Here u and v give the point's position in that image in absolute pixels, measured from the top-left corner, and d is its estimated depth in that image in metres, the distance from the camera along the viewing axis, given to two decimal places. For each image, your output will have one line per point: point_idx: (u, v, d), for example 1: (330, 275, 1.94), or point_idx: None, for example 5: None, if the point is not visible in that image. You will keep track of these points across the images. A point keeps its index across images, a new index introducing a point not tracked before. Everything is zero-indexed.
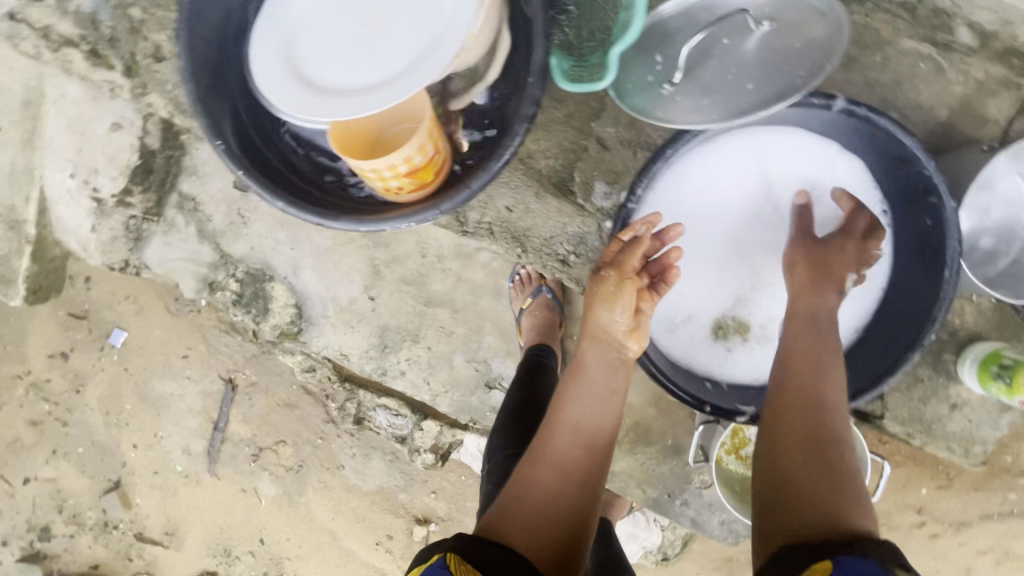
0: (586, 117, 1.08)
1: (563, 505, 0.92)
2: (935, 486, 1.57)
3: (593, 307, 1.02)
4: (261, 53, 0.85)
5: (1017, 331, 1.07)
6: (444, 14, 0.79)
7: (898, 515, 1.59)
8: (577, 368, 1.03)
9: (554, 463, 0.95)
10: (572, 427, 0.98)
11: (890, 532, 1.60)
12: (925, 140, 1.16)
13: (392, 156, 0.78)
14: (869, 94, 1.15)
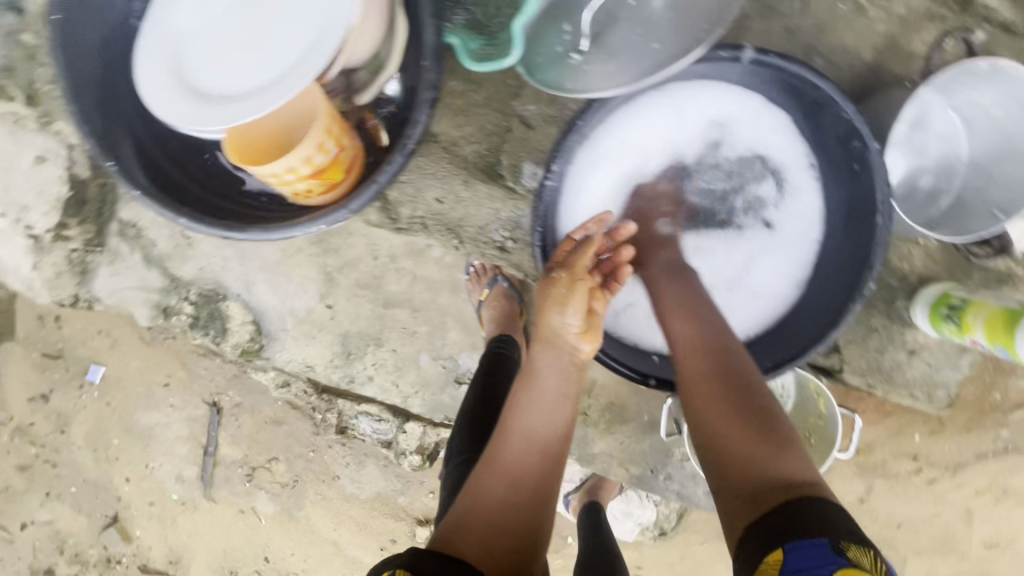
0: (505, 96, 1.00)
1: (518, 513, 0.90)
2: (927, 432, 1.50)
3: (545, 309, 0.99)
4: (147, 66, 0.80)
5: (966, 271, 1.05)
6: (326, 7, 0.75)
7: (899, 464, 1.53)
8: (529, 371, 1.00)
9: (508, 470, 0.93)
10: (527, 432, 0.96)
11: (894, 483, 1.55)
12: (852, 87, 1.10)
13: (289, 158, 0.75)
14: (790, 43, 1.09)
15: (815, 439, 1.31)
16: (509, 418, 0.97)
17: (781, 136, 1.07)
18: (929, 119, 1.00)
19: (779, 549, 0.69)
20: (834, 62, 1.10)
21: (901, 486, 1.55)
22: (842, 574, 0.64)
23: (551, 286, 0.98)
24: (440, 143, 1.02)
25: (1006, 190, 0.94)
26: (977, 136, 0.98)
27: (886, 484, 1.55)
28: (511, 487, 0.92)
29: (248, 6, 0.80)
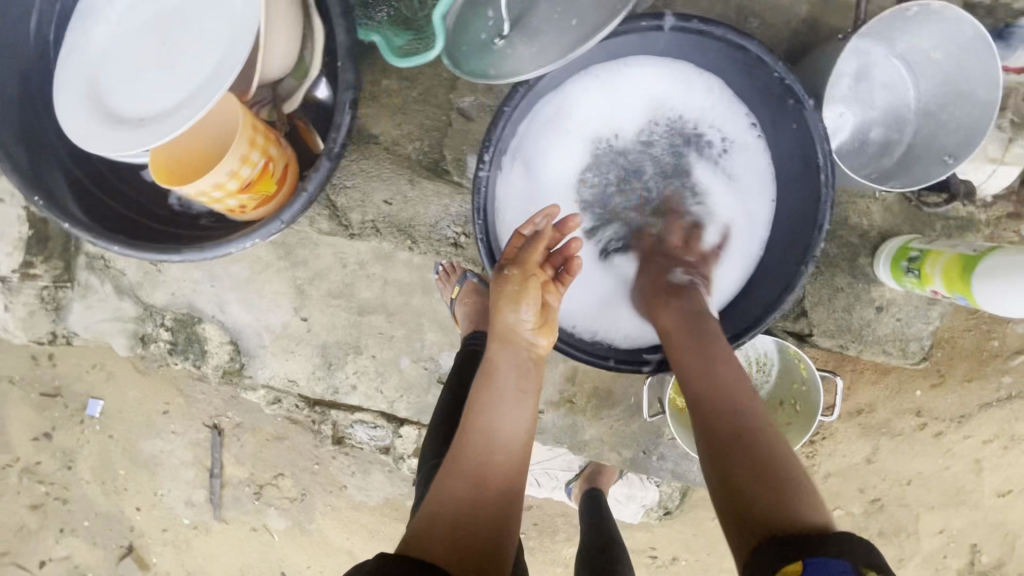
0: (441, 90, 0.99)
1: (484, 513, 0.91)
2: (929, 386, 1.48)
3: (499, 307, 0.96)
4: (66, 94, 0.80)
5: (926, 222, 1.04)
6: (234, 16, 0.75)
7: (903, 420, 1.51)
8: (488, 371, 0.98)
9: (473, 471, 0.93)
10: (488, 432, 0.95)
11: (900, 440, 1.53)
12: (791, 45, 1.03)
13: (213, 174, 0.73)
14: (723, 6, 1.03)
15: (800, 405, 1.30)
16: (471, 420, 0.96)
17: (716, 105, 1.03)
18: (872, 69, 0.95)
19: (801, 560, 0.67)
20: (770, 21, 1.03)
21: (907, 444, 1.53)
22: None
23: (503, 285, 0.95)
24: (381, 143, 1.00)
25: (954, 134, 0.89)
26: (925, 82, 0.93)
27: (891, 443, 1.53)
28: (475, 488, 0.92)
29: (160, 28, 0.79)
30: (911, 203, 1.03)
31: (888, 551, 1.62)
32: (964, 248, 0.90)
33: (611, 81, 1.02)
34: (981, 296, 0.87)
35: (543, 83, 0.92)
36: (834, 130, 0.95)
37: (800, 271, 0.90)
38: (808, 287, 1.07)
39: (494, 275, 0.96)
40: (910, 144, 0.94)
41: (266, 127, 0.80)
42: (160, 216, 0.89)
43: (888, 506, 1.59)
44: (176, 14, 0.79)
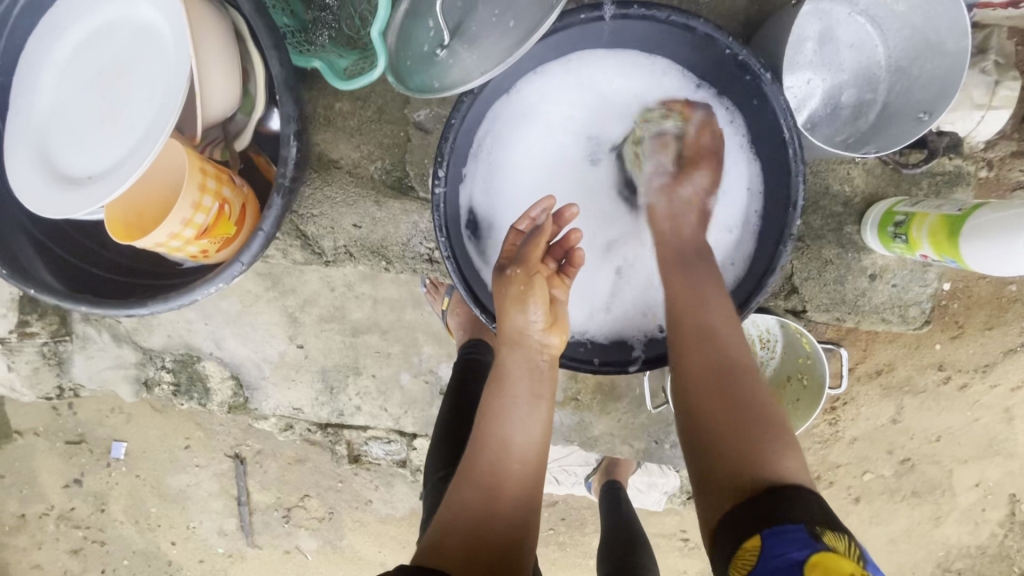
0: (394, 107, 0.97)
1: (502, 520, 0.89)
2: (948, 339, 1.43)
3: (506, 310, 0.92)
4: (18, 161, 0.79)
5: (911, 181, 0.99)
6: (167, 62, 0.73)
7: (925, 377, 1.46)
8: (501, 375, 0.96)
9: (489, 479, 0.91)
10: (503, 440, 0.93)
11: (925, 398, 1.48)
12: (749, 12, 0.97)
13: (167, 225, 0.72)
14: None
15: (807, 379, 1.27)
16: (486, 426, 0.94)
17: (676, 88, 0.95)
18: (835, 30, 0.90)
19: (758, 535, 0.67)
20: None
21: (934, 400, 1.48)
22: (818, 558, 0.62)
23: (508, 283, 0.92)
24: (343, 167, 0.98)
25: (929, 89, 0.85)
26: (893, 36, 0.88)
27: (916, 401, 1.49)
28: (491, 496, 0.91)
29: (100, 83, 0.79)
30: (887, 167, 0.98)
31: (923, 510, 1.59)
32: (950, 208, 0.86)
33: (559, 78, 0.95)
34: (970, 256, 0.83)
35: (485, 90, 0.88)
36: (802, 99, 0.91)
37: (779, 252, 0.85)
38: (795, 263, 1.04)
39: (497, 275, 0.93)
40: (885, 102, 0.90)
41: (218, 168, 0.79)
42: (130, 269, 0.89)
43: (919, 465, 1.55)
44: (112, 68, 0.78)
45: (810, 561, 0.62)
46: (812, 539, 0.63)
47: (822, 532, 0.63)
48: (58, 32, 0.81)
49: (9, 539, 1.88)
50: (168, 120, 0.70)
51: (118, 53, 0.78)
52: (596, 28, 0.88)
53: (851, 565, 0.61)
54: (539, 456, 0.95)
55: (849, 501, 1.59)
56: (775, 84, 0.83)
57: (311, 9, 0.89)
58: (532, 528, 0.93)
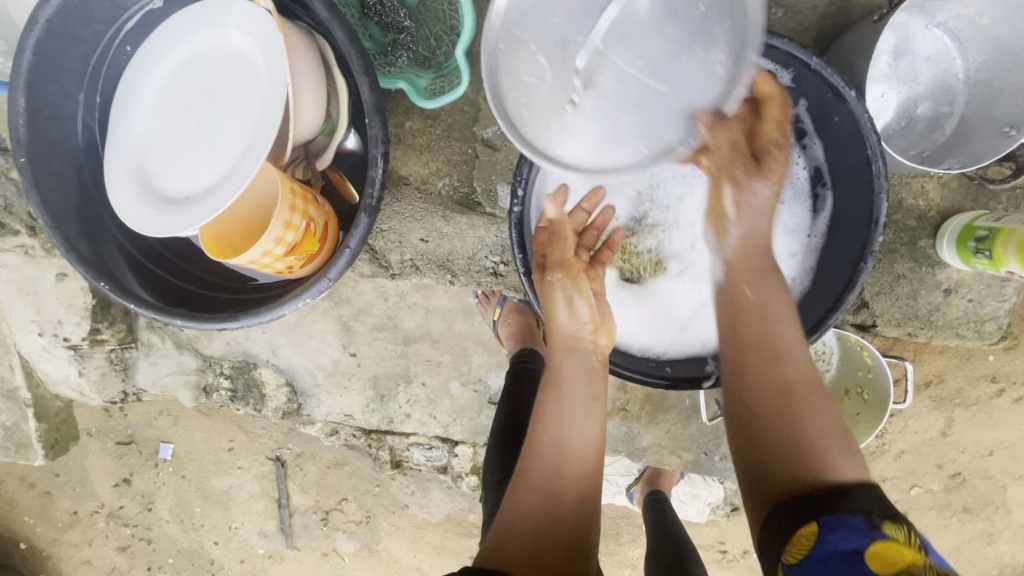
0: (464, 125, 1.00)
1: (562, 520, 0.86)
2: (1004, 350, 1.39)
3: (553, 313, 0.93)
4: (118, 184, 0.84)
5: (989, 195, 0.97)
6: (263, 86, 0.77)
7: (978, 389, 1.42)
8: (558, 379, 0.94)
9: (543, 480, 0.88)
10: (558, 442, 0.90)
11: (978, 411, 1.44)
12: (824, 28, 0.97)
13: (262, 242, 0.76)
14: None
15: (868, 393, 1.25)
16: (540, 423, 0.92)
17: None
18: (911, 42, 0.89)
19: (814, 521, 0.68)
20: (794, 8, 0.96)
21: (986, 413, 1.44)
22: (878, 547, 0.63)
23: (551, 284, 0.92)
24: (412, 184, 1.01)
25: (1015, 102, 0.83)
26: (973, 50, 0.86)
27: (968, 415, 1.44)
28: (550, 500, 0.88)
29: (196, 108, 0.83)
30: (971, 180, 0.96)
31: (973, 527, 1.54)
32: None
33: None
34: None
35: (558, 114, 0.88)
36: (876, 112, 0.90)
37: (859, 270, 0.82)
38: (865, 277, 1.02)
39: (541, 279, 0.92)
40: (963, 115, 0.88)
41: (304, 188, 0.82)
42: (215, 283, 0.93)
43: (970, 480, 1.50)
44: (208, 94, 0.82)
45: (871, 550, 0.63)
46: (870, 528, 0.65)
47: (883, 522, 0.64)
48: (157, 58, 0.85)
49: (61, 535, 1.95)
50: (266, 144, 0.74)
51: (214, 79, 0.82)
52: None
53: (913, 555, 0.62)
54: (596, 456, 0.92)
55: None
56: (860, 101, 0.81)
57: (391, 32, 0.92)
58: (592, 529, 0.89)
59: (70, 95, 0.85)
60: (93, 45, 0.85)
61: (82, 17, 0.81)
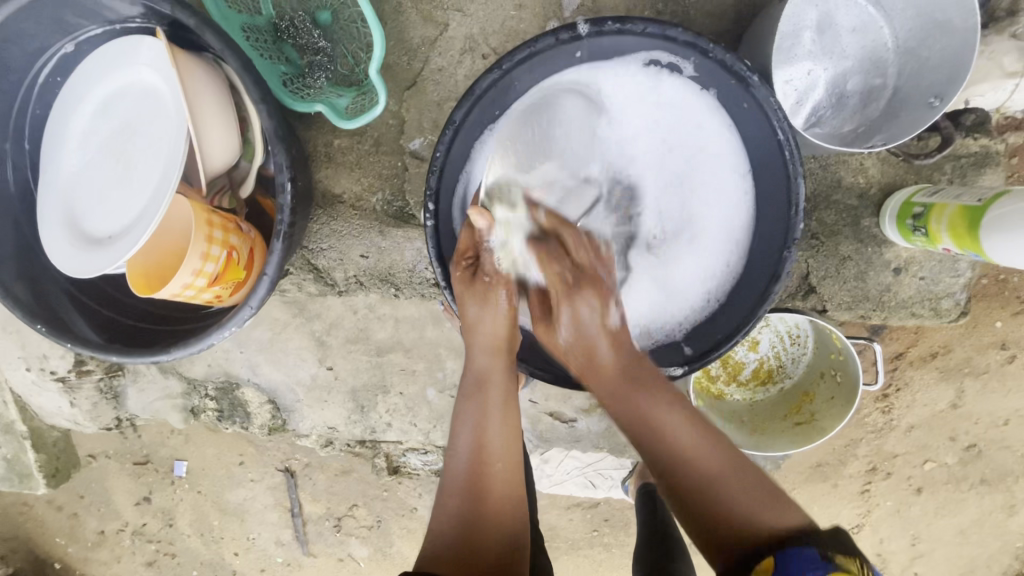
0: (391, 140, 1.08)
1: (492, 518, 0.82)
2: (1011, 315, 1.33)
3: (486, 317, 0.86)
4: (45, 228, 0.85)
5: (926, 173, 0.98)
6: (171, 121, 0.80)
7: (987, 357, 1.36)
8: (478, 383, 0.88)
9: (470, 482, 0.83)
10: (480, 447, 0.85)
11: (988, 380, 1.38)
12: (726, 18, 0.98)
13: (181, 275, 0.78)
14: None
15: (841, 376, 1.21)
16: (461, 430, 0.87)
17: (656, 97, 0.88)
18: (834, 15, 0.87)
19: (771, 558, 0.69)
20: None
21: (999, 381, 1.37)
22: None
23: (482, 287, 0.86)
24: (346, 201, 1.11)
25: (939, 71, 0.81)
26: (898, 17, 0.85)
27: (978, 384, 1.38)
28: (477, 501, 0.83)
29: (112, 148, 0.85)
30: (899, 157, 0.96)
31: (994, 499, 1.47)
32: (969, 197, 0.83)
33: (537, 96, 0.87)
34: (994, 251, 0.81)
35: (469, 124, 0.85)
36: (804, 92, 0.88)
37: (785, 257, 0.83)
38: (811, 261, 1.03)
39: (481, 284, 0.86)
40: (895, 86, 0.86)
41: (225, 217, 0.84)
42: (155, 314, 0.96)
43: (987, 451, 1.44)
44: (124, 134, 0.84)
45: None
46: (823, 560, 0.66)
47: (832, 553, 0.67)
48: (69, 102, 0.86)
49: (92, 554, 1.87)
50: (174, 178, 0.76)
51: (127, 119, 0.84)
52: (572, 47, 0.83)
53: None
54: (516, 449, 0.87)
55: (911, 492, 1.49)
56: (763, 85, 0.79)
57: (306, 54, 0.93)
58: (522, 523, 0.86)
59: None
60: (12, 96, 0.87)
61: None
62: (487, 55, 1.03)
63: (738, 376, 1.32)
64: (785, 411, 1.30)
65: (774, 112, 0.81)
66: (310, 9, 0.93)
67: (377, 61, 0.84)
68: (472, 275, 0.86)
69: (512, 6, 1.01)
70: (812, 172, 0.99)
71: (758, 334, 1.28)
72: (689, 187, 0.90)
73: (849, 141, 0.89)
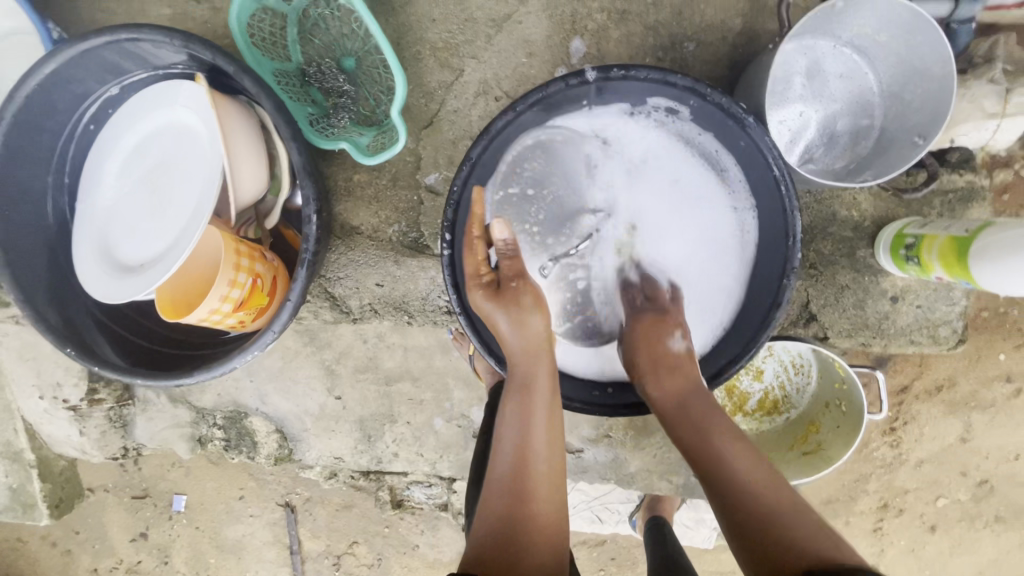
0: (409, 174, 1.14)
1: (534, 521, 0.79)
2: (1014, 348, 1.35)
3: (518, 328, 0.87)
4: (82, 257, 0.90)
5: (919, 202, 1.03)
6: (206, 160, 0.86)
7: (992, 389, 1.37)
8: (520, 387, 0.88)
9: (514, 479, 0.82)
10: (523, 447, 0.84)
11: (996, 413, 1.38)
12: (724, 61, 1.05)
13: (209, 301, 0.82)
14: (653, 38, 1.06)
15: (846, 406, 1.22)
16: (504, 428, 0.87)
17: (653, 138, 0.97)
18: (822, 63, 0.94)
19: None
20: (705, 42, 1.05)
21: (1005, 416, 1.38)
22: None
23: (511, 296, 0.89)
24: (364, 233, 1.18)
25: (922, 112, 0.87)
26: (881, 63, 0.92)
27: (985, 418, 1.39)
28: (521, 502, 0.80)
29: (148, 183, 0.91)
30: (888, 192, 1.02)
31: (1011, 538, 1.45)
32: (957, 228, 0.88)
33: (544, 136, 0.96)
34: (983, 278, 0.84)
35: (483, 163, 0.91)
36: (797, 131, 0.95)
37: (784, 285, 0.86)
38: (811, 290, 1.07)
39: (508, 291, 0.89)
40: (882, 126, 0.93)
41: (252, 247, 0.89)
42: (180, 341, 1.00)
43: (1000, 487, 1.43)
44: (164, 167, 0.90)
45: None
46: None
47: None
48: (110, 141, 0.92)
49: None
50: (207, 211, 0.81)
51: (165, 157, 0.90)
52: (580, 91, 0.89)
53: None
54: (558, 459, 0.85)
55: (924, 530, 1.48)
56: (758, 126, 0.85)
57: (332, 96, 1.01)
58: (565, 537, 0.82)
59: (40, 179, 0.93)
60: (57, 133, 0.93)
61: (46, 110, 0.89)
62: (500, 97, 1.10)
63: (744, 406, 1.34)
64: (790, 441, 1.31)
65: (766, 144, 0.85)
66: (336, 57, 1.01)
67: (397, 103, 0.90)
68: (499, 288, 0.89)
69: (523, 54, 1.09)
70: (808, 206, 1.04)
71: (762, 364, 1.31)
72: (690, 220, 0.98)
73: (842, 177, 0.95)
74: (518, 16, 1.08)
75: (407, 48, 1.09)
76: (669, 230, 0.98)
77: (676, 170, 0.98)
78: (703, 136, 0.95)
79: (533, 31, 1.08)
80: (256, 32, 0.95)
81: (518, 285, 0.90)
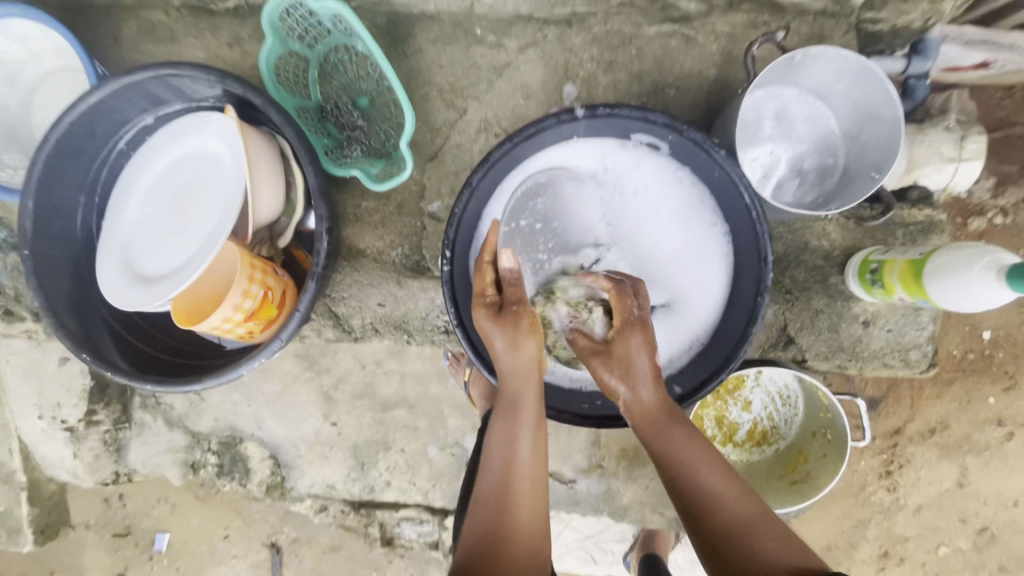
0: (413, 203, 1.23)
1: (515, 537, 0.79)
2: (1002, 391, 1.38)
3: (513, 350, 0.90)
4: (105, 269, 0.96)
5: (884, 231, 1.11)
6: (227, 182, 0.94)
7: (985, 433, 1.40)
8: (509, 405, 0.90)
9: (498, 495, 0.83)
10: (509, 463, 0.86)
11: (990, 457, 1.41)
12: (701, 105, 1.17)
13: (223, 309, 0.88)
14: (638, 84, 1.17)
15: (831, 434, 1.25)
16: (492, 444, 0.89)
17: (637, 170, 1.05)
18: (789, 108, 1.04)
19: None
20: (684, 88, 1.17)
21: (1001, 460, 1.40)
22: None
23: (511, 320, 0.92)
24: (369, 255, 1.25)
25: (878, 151, 0.97)
26: (841, 109, 1.02)
27: (980, 462, 1.41)
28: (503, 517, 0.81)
29: (172, 202, 0.98)
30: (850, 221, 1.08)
31: None
32: (914, 253, 0.97)
33: (538, 165, 1.04)
34: (942, 298, 0.93)
35: (481, 190, 0.99)
36: (769, 168, 1.04)
37: (759, 303, 0.93)
38: (789, 314, 1.13)
39: (506, 315, 0.91)
40: (845, 164, 1.03)
41: (265, 262, 0.96)
42: (189, 351, 1.05)
43: (998, 533, 1.43)
44: (188, 188, 0.98)
45: None
46: None
47: None
48: (140, 164, 1.01)
49: None
50: (226, 227, 0.88)
51: (189, 179, 0.98)
52: (571, 126, 0.99)
53: None
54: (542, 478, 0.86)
55: None
56: (729, 159, 0.94)
57: (345, 130, 1.11)
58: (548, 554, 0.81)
59: (73, 197, 1.01)
60: (94, 157, 1.02)
61: (88, 135, 0.98)
62: (499, 134, 1.21)
63: (733, 437, 1.35)
64: (779, 470, 1.33)
65: (738, 173, 0.94)
66: (351, 96, 1.11)
67: (405, 136, 0.99)
68: (498, 308, 0.94)
69: (521, 96, 1.20)
70: (781, 236, 1.12)
71: (749, 394, 1.34)
72: (672, 245, 1.04)
73: (811, 209, 1.04)
74: (516, 64, 1.19)
75: (416, 90, 1.20)
76: (652, 253, 1.05)
77: (659, 199, 1.05)
78: (681, 169, 1.03)
79: (530, 77, 1.19)
80: (283, 74, 1.08)
81: (516, 310, 0.92)
